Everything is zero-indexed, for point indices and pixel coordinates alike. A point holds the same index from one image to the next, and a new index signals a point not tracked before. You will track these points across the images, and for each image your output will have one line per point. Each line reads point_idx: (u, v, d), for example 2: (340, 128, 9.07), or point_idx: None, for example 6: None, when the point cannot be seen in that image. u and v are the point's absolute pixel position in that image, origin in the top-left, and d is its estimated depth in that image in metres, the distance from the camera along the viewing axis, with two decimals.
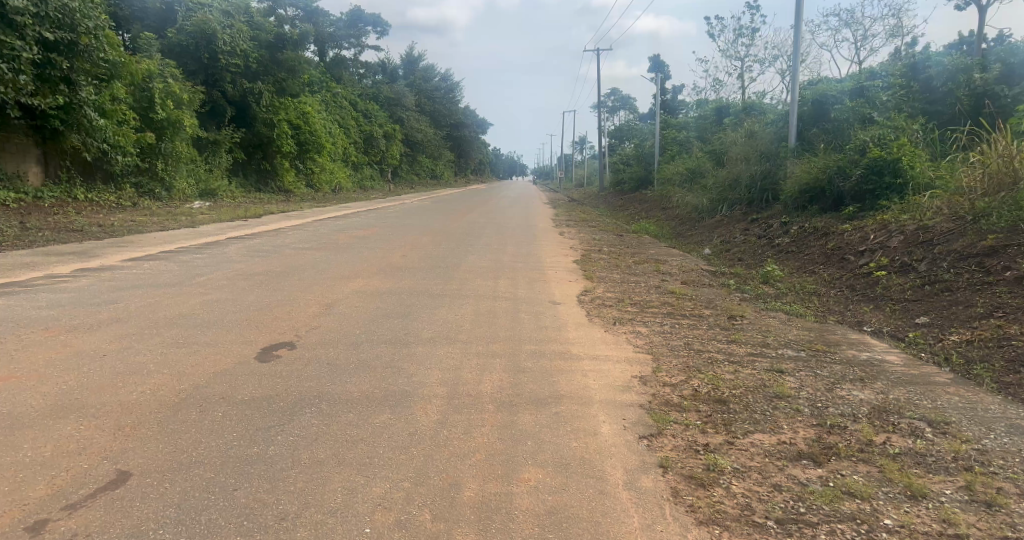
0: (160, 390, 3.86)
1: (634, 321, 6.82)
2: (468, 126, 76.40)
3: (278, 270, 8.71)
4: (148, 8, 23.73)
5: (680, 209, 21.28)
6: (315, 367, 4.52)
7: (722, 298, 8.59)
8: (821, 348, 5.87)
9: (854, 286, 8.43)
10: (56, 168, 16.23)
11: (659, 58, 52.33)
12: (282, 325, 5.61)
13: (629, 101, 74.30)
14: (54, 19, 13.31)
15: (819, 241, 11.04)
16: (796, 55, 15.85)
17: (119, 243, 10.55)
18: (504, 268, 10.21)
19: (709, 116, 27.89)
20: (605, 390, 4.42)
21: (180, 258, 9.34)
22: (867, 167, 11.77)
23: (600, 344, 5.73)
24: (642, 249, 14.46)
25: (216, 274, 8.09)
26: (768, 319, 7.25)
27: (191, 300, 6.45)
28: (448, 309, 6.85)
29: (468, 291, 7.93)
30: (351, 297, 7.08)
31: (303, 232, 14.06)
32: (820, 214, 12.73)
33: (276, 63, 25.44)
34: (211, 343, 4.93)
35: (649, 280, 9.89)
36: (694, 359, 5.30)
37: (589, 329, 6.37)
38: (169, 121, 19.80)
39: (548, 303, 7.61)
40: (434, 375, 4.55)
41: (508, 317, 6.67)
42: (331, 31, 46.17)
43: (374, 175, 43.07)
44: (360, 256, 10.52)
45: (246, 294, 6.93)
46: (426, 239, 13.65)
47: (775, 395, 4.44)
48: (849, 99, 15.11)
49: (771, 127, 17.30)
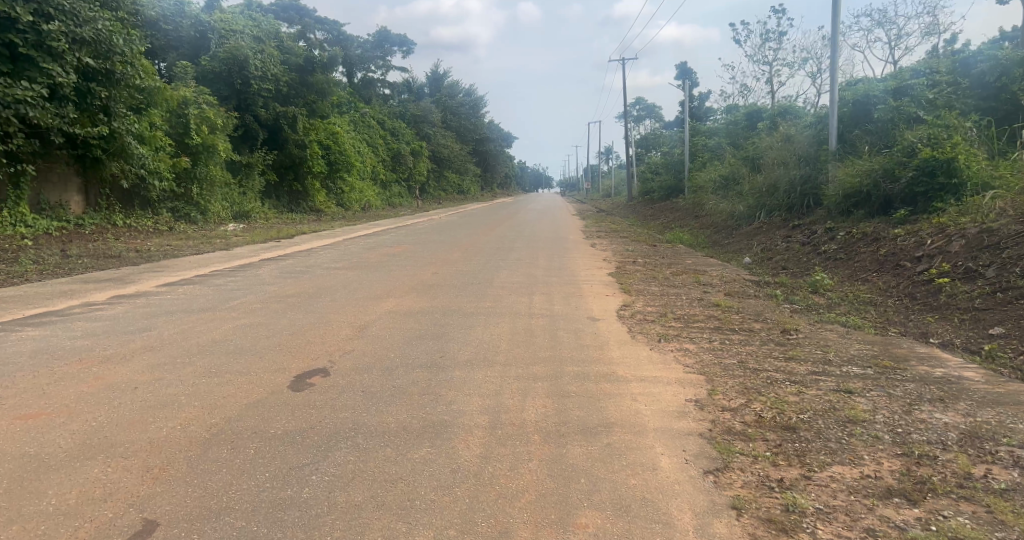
0: (191, 425, 3.66)
1: (681, 337, 6.48)
2: (493, 141, 76.81)
3: (310, 291, 8.58)
4: (183, 36, 24.20)
5: (714, 217, 20.78)
6: (350, 395, 4.30)
7: (771, 309, 8.17)
8: (889, 365, 5.46)
9: (914, 295, 7.94)
10: (96, 196, 16.64)
11: (685, 66, 51.81)
12: (315, 350, 5.42)
13: (654, 109, 73.72)
14: (91, 48, 13.47)
15: (870, 247, 10.50)
16: (834, 56, 15.33)
17: (155, 268, 10.58)
18: (538, 283, 9.93)
19: (740, 122, 27.33)
20: (659, 416, 4.10)
21: (213, 282, 9.30)
22: (918, 167, 11.22)
23: (648, 363, 5.41)
24: (678, 260, 14.04)
25: (249, 298, 7.99)
26: (824, 333, 6.83)
27: (223, 326, 6.32)
28: (485, 329, 6.59)
29: (504, 309, 7.67)
30: (384, 319, 6.88)
31: (334, 252, 14.01)
32: (867, 218, 12.17)
33: (306, 86, 25.83)
34: (243, 372, 4.75)
35: (690, 292, 9.50)
36: (753, 381, 4.96)
37: (633, 346, 6.04)
38: (204, 145, 20.16)
39: (588, 319, 7.29)
40: (475, 402, 4.28)
41: (547, 336, 6.39)
42: (358, 53, 46.96)
43: (403, 193, 43.40)
44: (391, 274, 10.37)
45: (277, 318, 6.77)
46: (456, 255, 13.47)
47: (848, 420, 4.07)
48: (892, 99, 14.52)
49: (809, 130, 16.74)
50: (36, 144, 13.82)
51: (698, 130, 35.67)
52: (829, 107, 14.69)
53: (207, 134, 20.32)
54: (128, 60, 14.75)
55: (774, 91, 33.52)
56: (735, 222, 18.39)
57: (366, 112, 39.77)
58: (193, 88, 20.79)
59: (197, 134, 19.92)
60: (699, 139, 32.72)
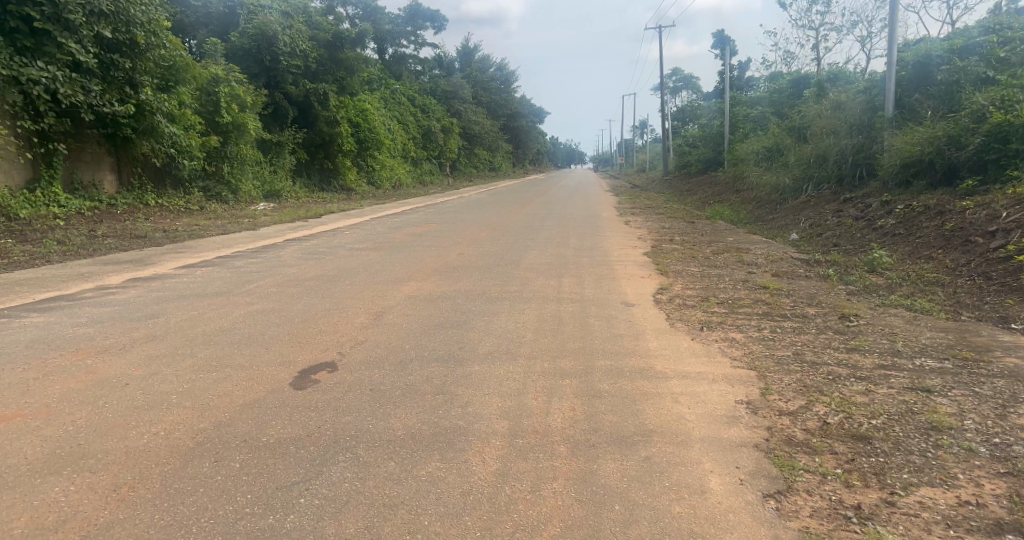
0: (175, 431, 3.27)
1: (725, 324, 5.89)
2: (523, 117, 75.58)
3: (330, 274, 8.20)
4: (212, 13, 24.16)
5: (756, 190, 19.76)
6: (358, 394, 3.88)
7: (825, 292, 7.46)
8: (970, 357, 4.77)
9: (989, 275, 7.17)
10: (129, 175, 16.68)
11: (723, 34, 49.69)
12: (326, 342, 4.99)
13: (691, 81, 71.19)
14: (109, 18, 13.31)
15: (934, 221, 9.62)
16: (892, 14, 14.14)
17: (177, 249, 10.35)
18: (568, 263, 9.37)
19: (784, 90, 25.91)
20: (705, 422, 3.56)
21: (234, 263, 9.00)
22: (988, 134, 10.34)
23: (690, 356, 4.86)
24: (718, 237, 13.26)
25: (266, 281, 7.65)
26: (888, 319, 6.12)
27: (234, 312, 5.95)
28: (509, 316, 6.10)
29: (532, 293, 7.17)
30: (404, 304, 6.45)
31: (360, 231, 13.65)
32: (928, 189, 11.22)
33: (335, 62, 25.47)
34: (244, 366, 4.35)
35: (733, 272, 8.81)
36: (812, 378, 4.36)
37: (673, 336, 5.47)
38: (234, 124, 20.02)
39: (621, 304, 6.73)
40: (494, 403, 3.82)
41: (577, 323, 5.88)
42: (389, 28, 46.38)
43: (433, 170, 43.00)
44: (415, 255, 9.94)
45: (292, 304, 6.38)
46: (484, 234, 12.98)
47: (931, 427, 3.47)
48: (959, 58, 13.35)
49: (861, 96, 15.56)
50: (67, 122, 13.87)
51: (737, 101, 34.11)
52: (886, 70, 13.55)
53: (237, 112, 20.16)
54: (151, 34, 14.56)
55: (818, 57, 31.66)
56: (779, 196, 17.40)
57: (396, 88, 39.31)
58: (223, 66, 20.61)
59: (227, 112, 19.77)
60: (740, 110, 31.31)
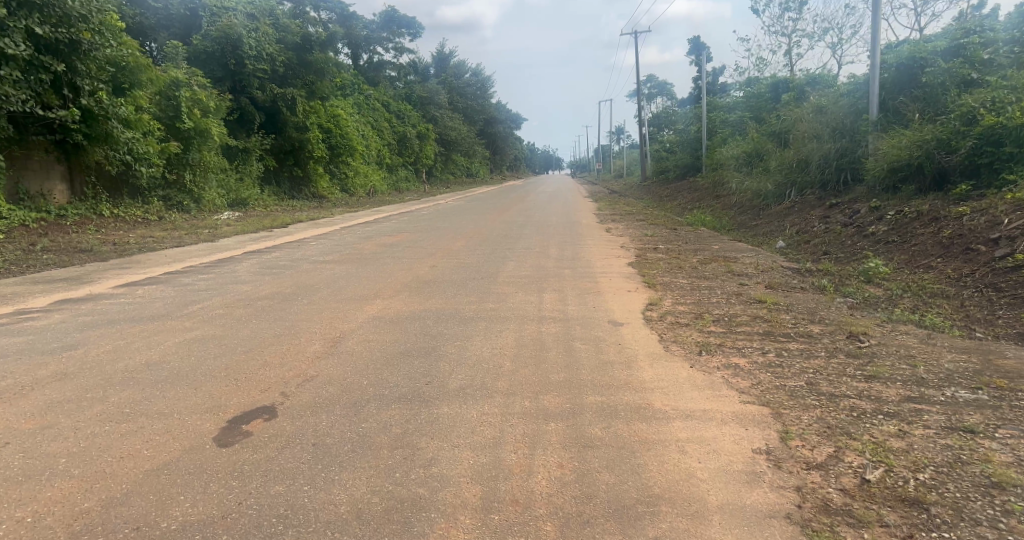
0: (48, 516, 2.50)
1: (726, 347, 5.28)
2: (500, 123, 75.21)
3: (287, 292, 7.42)
4: (173, 14, 23.10)
5: (738, 195, 19.38)
6: (299, 450, 3.17)
7: (825, 306, 6.93)
8: (1005, 385, 4.22)
9: (998, 286, 6.71)
10: (82, 185, 15.67)
11: (697, 41, 49.79)
12: (268, 379, 4.23)
13: (666, 87, 71.46)
14: (42, 12, 12.40)
15: (929, 228, 9.19)
16: (874, 16, 13.85)
17: (123, 265, 9.45)
18: (549, 276, 8.74)
19: (761, 95, 25.74)
20: (722, 483, 2.93)
21: (181, 281, 8.15)
22: (979, 136, 10.00)
23: (691, 389, 4.23)
24: (703, 245, 12.77)
25: (214, 301, 6.86)
26: (900, 338, 5.58)
27: (167, 341, 5.15)
28: (485, 340, 5.42)
29: (510, 312, 6.50)
30: (367, 328, 5.73)
31: (327, 242, 12.83)
32: (918, 195, 10.86)
33: (304, 66, 24.59)
34: (163, 413, 3.59)
35: (725, 285, 8.25)
36: (834, 417, 3.76)
37: (669, 363, 4.84)
38: (196, 130, 19.07)
39: (608, 324, 6.10)
40: (465, 459, 3.15)
41: (562, 349, 5.23)
42: (364, 33, 45.60)
43: (409, 176, 42.14)
44: (384, 269, 9.21)
45: (238, 329, 5.61)
46: (459, 244, 12.31)
47: (991, 484, 2.89)
48: (944, 60, 13.07)
49: (843, 99, 15.25)
50: (8, 129, 12.92)
51: (715, 106, 33.98)
52: (871, 72, 13.23)
53: (199, 118, 19.20)
54: (93, 31, 13.68)
55: (792, 63, 31.71)
56: (762, 202, 17.01)
57: (370, 94, 38.47)
58: (184, 69, 19.66)
59: (189, 118, 18.78)
60: (717, 115, 31.12)
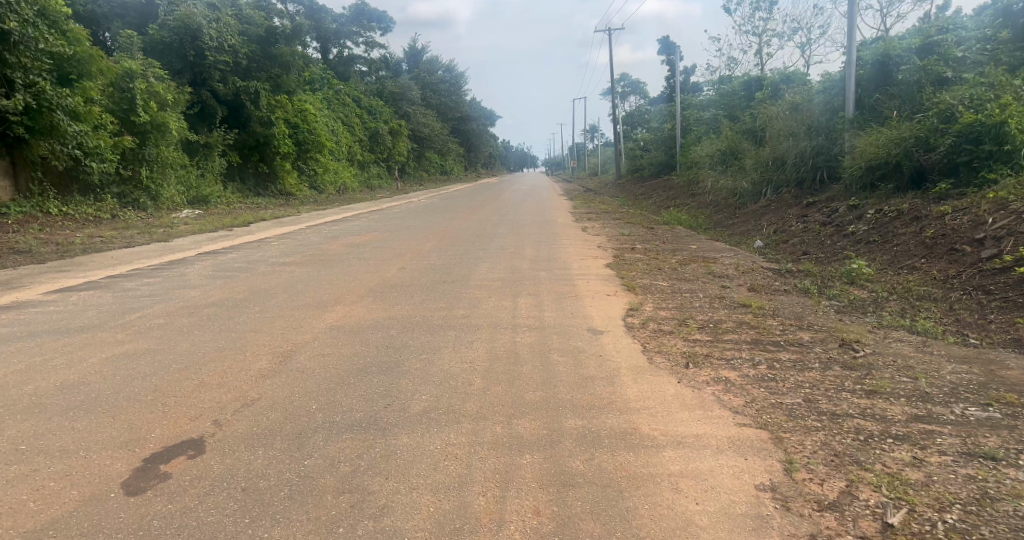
0: None
1: (714, 358, 4.89)
2: (474, 120, 74.53)
3: (240, 298, 6.84)
4: (128, 3, 22.05)
5: (713, 194, 19.19)
6: (223, 498, 2.65)
7: (812, 311, 6.61)
8: (1015, 401, 3.88)
9: (987, 289, 6.46)
10: (27, 181, 14.74)
11: (669, 40, 49.82)
12: (201, 404, 3.67)
13: (639, 86, 71.51)
14: None
15: (911, 228, 8.97)
16: (850, 12, 13.70)
17: (61, 268, 8.70)
18: (523, 279, 8.29)
19: (734, 93, 25.68)
20: (724, 533, 2.51)
21: (123, 285, 7.48)
22: (959, 134, 9.83)
23: (681, 409, 3.81)
24: (681, 245, 12.47)
25: (157, 309, 6.25)
26: (895, 346, 5.25)
27: (92, 357, 4.56)
28: (453, 353, 4.94)
29: (481, 319, 6.02)
30: (323, 339, 5.21)
31: (290, 242, 12.19)
32: (896, 193, 10.69)
33: (269, 59, 23.71)
34: (66, 450, 3.03)
35: (706, 288, 7.90)
36: (841, 444, 3.36)
37: (654, 378, 4.42)
38: (153, 123, 18.09)
39: (587, 332, 5.67)
40: (424, 506, 2.67)
41: (537, 362, 4.78)
42: (334, 28, 44.61)
43: (381, 173, 41.28)
44: (347, 271, 8.65)
45: (177, 342, 5.03)
46: (430, 245, 11.79)
47: None
48: (919, 58, 12.95)
49: (818, 96, 15.11)
50: None
51: (688, 104, 33.96)
52: (847, 69, 13.06)
53: (156, 111, 18.22)
54: (22, 19, 13.02)
55: (763, 63, 31.82)
56: (738, 201, 16.82)
57: (339, 89, 37.58)
58: (140, 60, 18.71)
59: (145, 111, 17.80)
60: (691, 113, 31.05)
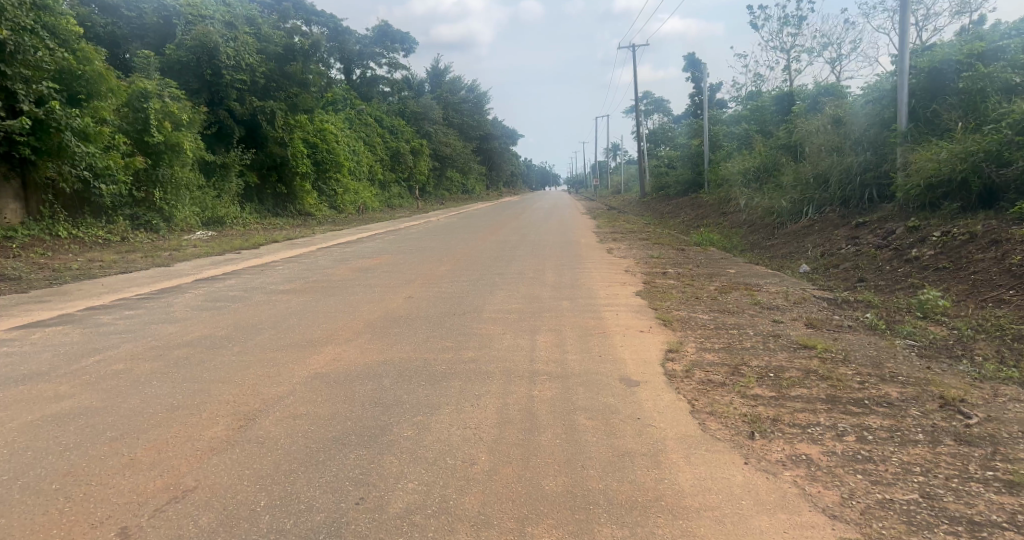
0: None
1: (783, 425, 3.84)
2: (497, 139, 74.14)
3: (221, 336, 5.99)
4: (146, 24, 21.89)
5: (747, 213, 18.08)
6: None
7: (890, 355, 5.53)
8: None
9: None
10: (38, 204, 14.28)
11: (694, 58, 48.79)
12: (116, 501, 2.78)
13: (663, 104, 70.49)
14: None
15: (989, 253, 7.84)
16: (901, 16, 12.59)
17: (42, 298, 8.00)
18: (544, 311, 7.33)
19: (765, 109, 24.52)
20: None
21: (98, 319, 6.71)
22: None
23: (758, 513, 2.79)
24: (717, 268, 11.42)
25: (122, 351, 5.42)
26: (1013, 408, 4.15)
27: (14, 422, 3.70)
28: (456, 414, 3.98)
29: (493, 366, 5.05)
30: (299, 394, 4.29)
31: (296, 266, 11.43)
32: (963, 213, 9.55)
33: (287, 77, 23.29)
34: None
35: (756, 323, 6.85)
36: None
37: (713, 456, 3.40)
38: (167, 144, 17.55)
39: (621, 384, 4.67)
40: None
41: (563, 428, 3.79)
42: (356, 48, 44.57)
43: (402, 192, 40.88)
44: (348, 302, 7.79)
45: (124, 398, 4.16)
46: (443, 269, 10.93)
47: None
48: (980, 64, 11.80)
49: (864, 107, 13.97)
50: None
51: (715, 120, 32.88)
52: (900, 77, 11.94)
53: (170, 131, 17.72)
54: (16, 28, 12.22)
55: (791, 79, 30.67)
56: (775, 220, 15.72)
57: (360, 109, 37.31)
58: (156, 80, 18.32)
59: (159, 131, 17.30)
60: (719, 130, 30.00)
